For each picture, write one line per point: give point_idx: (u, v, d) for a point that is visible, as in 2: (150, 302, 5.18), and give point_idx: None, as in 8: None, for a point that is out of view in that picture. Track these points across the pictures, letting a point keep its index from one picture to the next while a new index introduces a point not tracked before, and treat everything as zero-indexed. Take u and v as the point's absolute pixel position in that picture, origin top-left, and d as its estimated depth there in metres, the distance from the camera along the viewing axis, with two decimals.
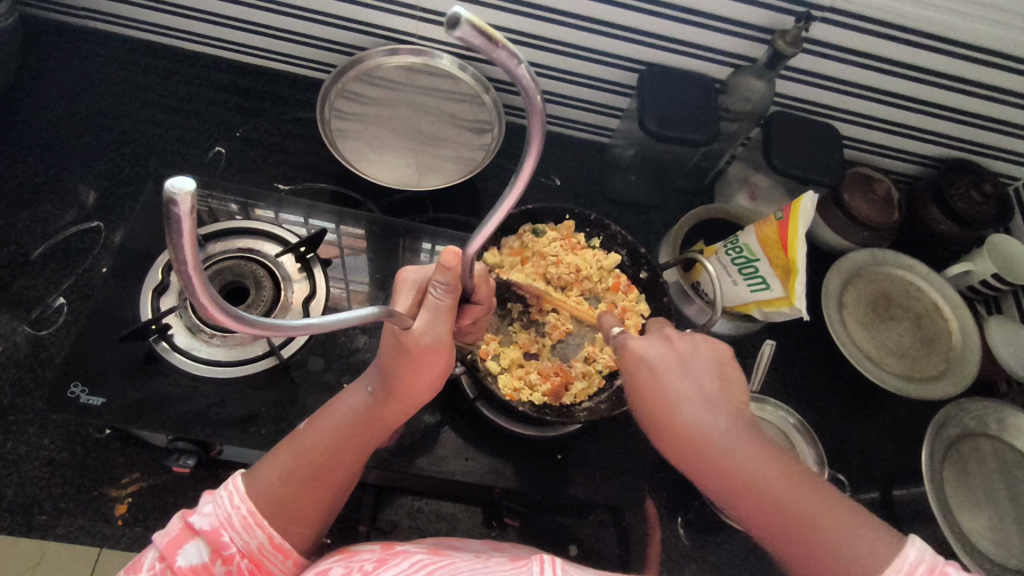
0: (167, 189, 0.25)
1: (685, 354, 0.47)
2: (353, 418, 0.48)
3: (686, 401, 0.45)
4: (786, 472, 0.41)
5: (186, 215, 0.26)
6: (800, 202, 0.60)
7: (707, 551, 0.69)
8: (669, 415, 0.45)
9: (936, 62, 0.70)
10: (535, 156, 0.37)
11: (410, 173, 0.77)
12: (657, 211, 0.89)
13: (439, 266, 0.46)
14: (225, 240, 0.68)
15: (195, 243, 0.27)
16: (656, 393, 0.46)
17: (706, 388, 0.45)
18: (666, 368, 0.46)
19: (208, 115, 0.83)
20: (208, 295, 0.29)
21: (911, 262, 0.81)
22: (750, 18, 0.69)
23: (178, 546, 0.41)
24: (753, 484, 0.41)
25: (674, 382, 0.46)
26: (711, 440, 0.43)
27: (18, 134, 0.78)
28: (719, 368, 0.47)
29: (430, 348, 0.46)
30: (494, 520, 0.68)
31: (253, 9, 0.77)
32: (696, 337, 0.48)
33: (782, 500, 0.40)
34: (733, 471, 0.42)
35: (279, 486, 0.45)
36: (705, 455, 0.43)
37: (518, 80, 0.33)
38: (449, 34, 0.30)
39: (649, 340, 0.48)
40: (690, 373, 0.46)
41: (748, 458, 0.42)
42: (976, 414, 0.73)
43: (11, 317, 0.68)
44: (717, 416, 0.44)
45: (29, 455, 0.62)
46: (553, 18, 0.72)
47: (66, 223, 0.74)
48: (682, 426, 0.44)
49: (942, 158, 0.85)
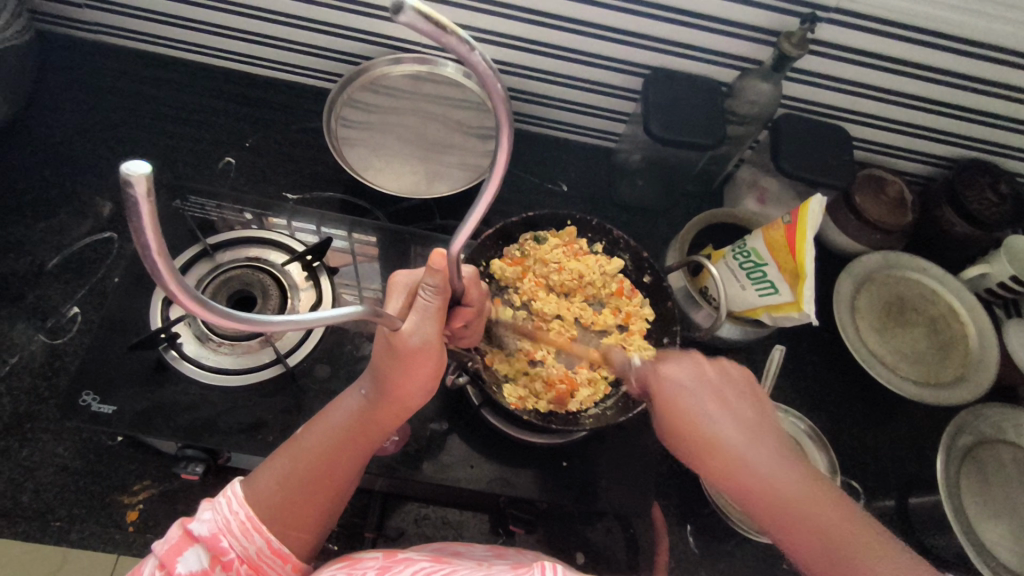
0: (123, 171, 0.24)
1: (715, 381, 0.50)
2: (349, 421, 0.49)
3: (717, 420, 0.47)
4: (814, 490, 0.44)
5: (142, 198, 0.25)
6: (809, 204, 0.59)
7: (718, 560, 0.68)
8: (701, 433, 0.47)
9: (947, 61, 0.69)
10: (509, 144, 0.36)
11: (418, 181, 0.77)
12: (665, 215, 0.88)
13: (428, 268, 0.46)
14: (234, 250, 0.69)
15: (159, 230, 0.27)
16: (688, 412, 0.48)
17: (737, 409, 0.48)
18: (702, 392, 0.49)
19: (218, 125, 0.84)
20: (178, 285, 0.29)
21: (925, 264, 0.79)
22: (754, 21, 0.69)
23: (177, 553, 0.42)
24: (783, 499, 0.43)
25: (705, 404, 0.48)
26: (743, 457, 0.45)
27: (35, 147, 0.80)
28: (747, 393, 0.50)
29: (418, 349, 0.47)
30: (501, 527, 0.67)
31: (262, 22, 0.78)
32: (726, 366, 0.51)
33: (811, 514, 0.42)
34: (765, 488, 0.44)
35: (276, 490, 0.45)
36: (743, 468, 0.45)
37: (473, 66, 0.33)
38: (394, 19, 0.30)
39: (682, 364, 0.51)
40: (722, 399, 0.49)
41: (787, 479, 0.44)
42: (993, 421, 0.71)
43: (27, 325, 0.69)
44: (750, 435, 0.47)
45: (43, 462, 0.63)
46: (557, 24, 0.72)
47: (81, 233, 0.76)
48: (714, 442, 0.47)
49: (956, 158, 0.84)
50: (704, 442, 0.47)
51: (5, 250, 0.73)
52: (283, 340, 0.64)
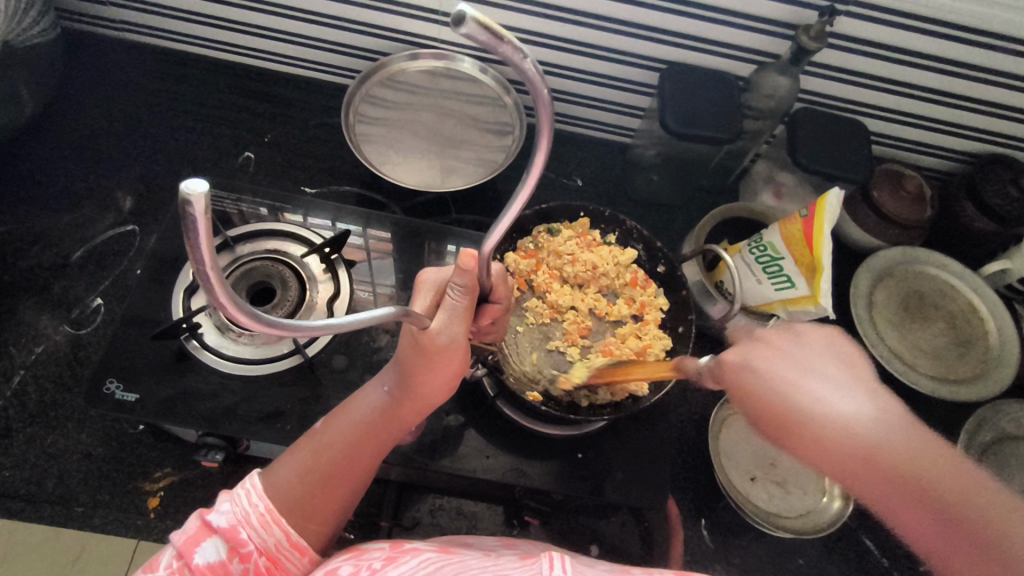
0: (183, 189, 0.25)
1: (796, 352, 0.41)
2: (370, 418, 0.49)
3: (814, 388, 0.39)
4: (926, 448, 0.37)
5: (200, 214, 0.26)
6: (827, 198, 0.59)
7: (732, 555, 0.68)
8: (788, 407, 0.39)
9: (969, 54, 0.68)
10: (545, 160, 0.37)
11: (433, 175, 0.77)
12: (680, 211, 0.88)
13: (458, 269, 0.47)
14: (254, 242, 0.70)
15: (213, 243, 0.28)
16: (769, 388, 0.40)
17: (840, 384, 0.39)
18: (780, 372, 0.40)
19: (237, 121, 0.86)
20: (228, 296, 0.30)
21: (945, 259, 0.78)
22: (771, 14, 0.68)
23: (195, 544, 0.42)
24: (899, 466, 0.36)
25: (791, 377, 0.40)
26: (856, 432, 0.37)
27: (59, 141, 0.82)
28: (840, 359, 0.41)
29: (446, 347, 0.47)
30: (515, 518, 0.68)
31: (280, 18, 0.79)
32: (801, 334, 0.42)
33: (927, 476, 0.36)
34: (877, 457, 0.37)
35: (297, 484, 0.46)
36: (849, 446, 0.37)
37: (524, 74, 0.33)
38: (455, 30, 0.31)
39: (748, 344, 0.42)
40: (814, 374, 0.40)
41: (897, 450, 0.37)
42: (1013, 417, 0.71)
43: (52, 316, 0.71)
44: (855, 404, 0.38)
45: (68, 449, 0.64)
46: (572, 18, 0.73)
47: (104, 226, 0.77)
48: (811, 422, 0.38)
49: (975, 153, 0.83)
50: (796, 418, 0.38)
51: (30, 243, 0.75)
52: None
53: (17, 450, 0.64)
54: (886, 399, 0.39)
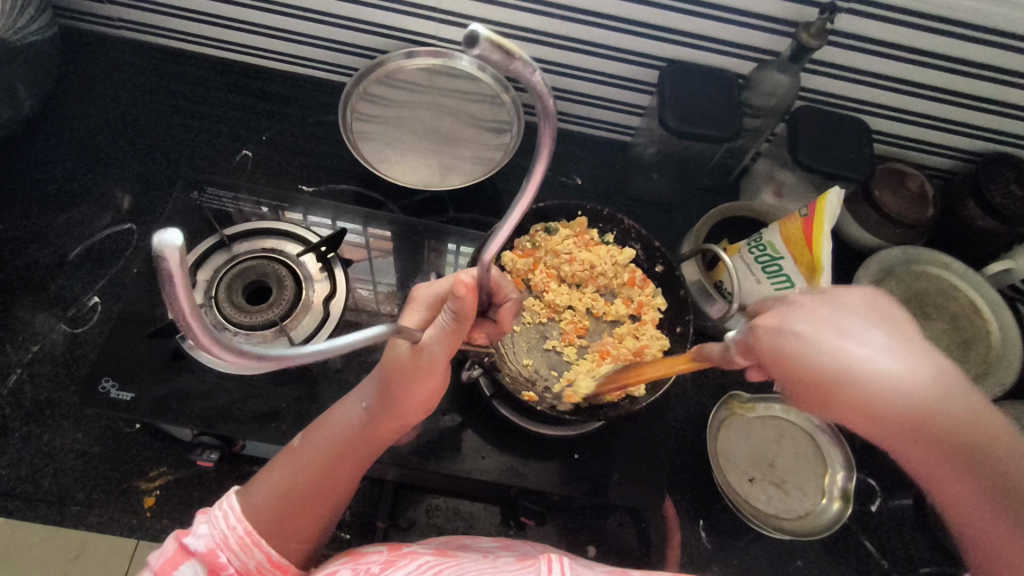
0: (155, 243, 0.23)
1: (836, 316, 0.38)
2: (348, 435, 0.49)
3: (863, 351, 0.36)
4: (983, 419, 0.35)
5: (176, 266, 0.24)
6: (827, 197, 0.58)
7: (729, 556, 0.68)
8: (833, 368, 0.36)
9: (972, 52, 0.67)
10: (545, 168, 0.36)
11: (431, 174, 0.77)
12: (680, 209, 0.87)
13: (453, 295, 0.43)
14: (250, 241, 0.69)
15: (193, 291, 0.25)
16: (810, 352, 0.37)
17: (888, 345, 0.36)
18: (819, 335, 0.38)
19: (235, 119, 0.85)
20: (218, 341, 0.28)
21: (947, 259, 0.78)
22: (771, 11, 0.68)
23: (173, 567, 0.42)
24: (941, 432, 0.35)
25: (835, 340, 0.37)
26: (911, 399, 0.35)
27: (57, 140, 0.82)
28: (883, 321, 0.38)
29: (424, 367, 0.47)
30: (513, 520, 0.66)
31: (277, 16, 0.79)
32: (839, 297, 0.39)
33: (981, 448, 0.35)
34: (929, 425, 0.35)
35: (274, 505, 0.46)
36: (892, 410, 0.35)
37: (532, 85, 0.32)
38: (468, 51, 0.30)
39: (786, 311, 0.40)
40: (855, 338, 0.37)
41: (942, 416, 0.35)
42: (1015, 419, 0.70)
43: (48, 315, 0.71)
44: (910, 367, 0.36)
45: (63, 447, 0.64)
46: (570, 16, 0.72)
47: (102, 225, 0.77)
48: (852, 386, 0.36)
49: (979, 151, 0.82)
50: (838, 381, 0.36)
51: (27, 241, 0.75)
52: (298, 330, 0.65)
53: (13, 448, 0.64)
54: (939, 362, 0.37)
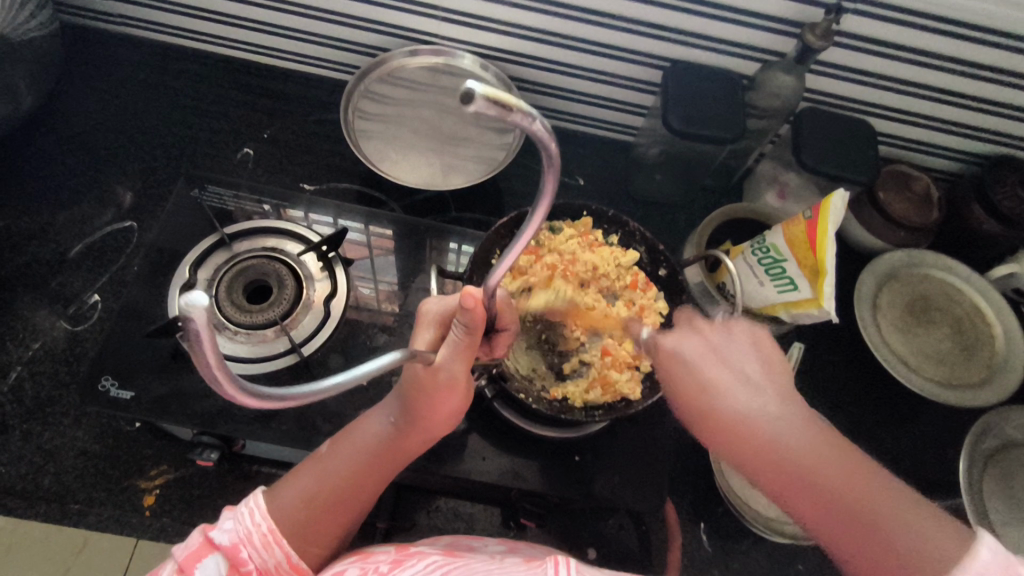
0: (183, 305, 0.23)
1: (717, 342, 0.45)
2: (375, 447, 0.50)
3: (724, 386, 0.42)
4: (838, 455, 0.36)
5: (202, 327, 0.24)
6: (830, 199, 0.58)
7: (731, 559, 0.67)
8: (701, 403, 0.42)
9: (978, 53, 0.67)
10: (549, 206, 0.36)
11: (433, 173, 0.77)
12: (683, 210, 0.87)
13: (461, 307, 0.44)
14: (250, 239, 0.69)
15: (218, 344, 0.26)
16: (689, 381, 0.44)
17: (753, 377, 0.42)
18: (701, 359, 0.44)
19: (236, 117, 0.85)
20: (237, 386, 0.28)
21: (953, 263, 0.77)
22: (776, 12, 0.67)
23: (197, 559, 0.42)
24: (795, 461, 0.37)
25: (709, 368, 0.43)
26: (766, 425, 0.39)
27: (58, 137, 0.81)
28: (761, 356, 0.44)
29: (446, 385, 0.47)
30: (512, 520, 0.67)
31: (279, 13, 0.79)
32: (729, 326, 0.46)
33: (827, 476, 0.36)
34: (780, 457, 0.37)
35: (300, 510, 0.46)
36: (748, 434, 0.39)
37: (535, 134, 0.32)
38: (464, 107, 0.30)
39: (685, 334, 0.46)
40: (728, 362, 0.43)
41: (797, 443, 0.37)
42: (1019, 424, 0.70)
43: (49, 312, 0.70)
44: (765, 400, 0.40)
45: (63, 446, 0.64)
46: (573, 15, 0.72)
47: (102, 222, 0.77)
48: (719, 408, 0.41)
49: (984, 154, 0.82)
50: (708, 408, 0.41)
51: (28, 238, 0.75)
52: (298, 330, 0.65)
53: (14, 447, 0.63)
54: (796, 393, 0.41)
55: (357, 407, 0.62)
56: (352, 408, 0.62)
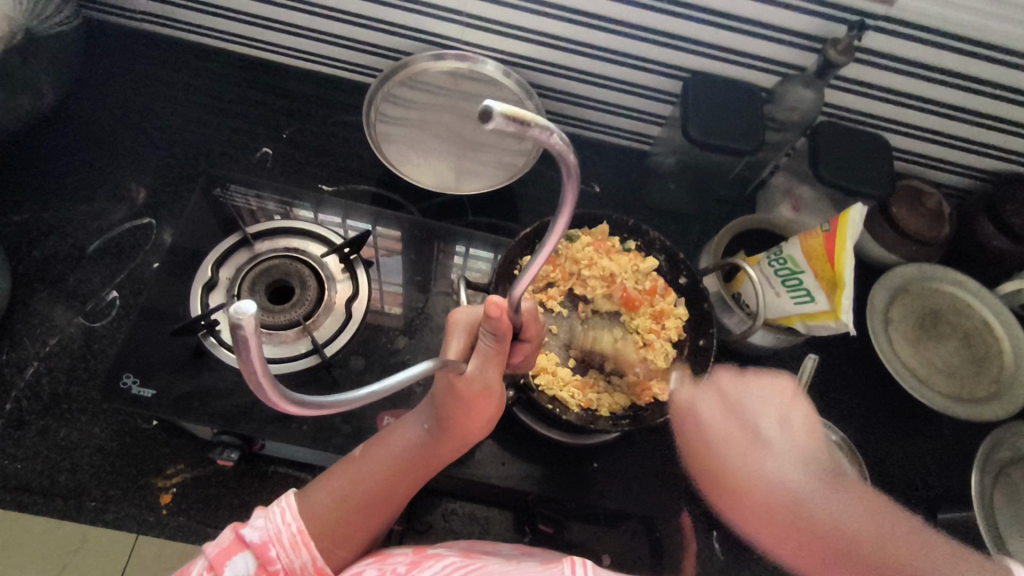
0: (232, 312, 0.24)
1: (739, 404, 0.50)
2: (409, 453, 0.50)
3: (744, 447, 0.46)
4: (857, 505, 0.42)
5: (249, 335, 0.25)
6: (849, 215, 0.59)
7: (743, 567, 0.68)
8: (721, 461, 0.46)
9: (995, 72, 0.68)
10: (570, 216, 0.36)
11: (449, 176, 0.78)
12: (697, 220, 0.87)
13: (487, 317, 0.45)
14: (271, 240, 0.69)
15: (263, 351, 0.27)
16: (708, 441, 0.48)
17: (768, 437, 0.47)
18: (721, 419, 0.49)
19: (255, 116, 0.85)
20: (278, 393, 0.29)
21: (961, 277, 0.78)
22: (797, 26, 0.68)
23: (227, 556, 0.43)
24: (815, 512, 0.41)
25: (730, 428, 0.48)
26: (788, 480, 0.43)
27: (77, 132, 0.81)
28: (782, 414, 0.49)
29: (480, 393, 0.48)
30: (526, 525, 0.66)
31: (303, 13, 0.79)
32: (751, 384, 0.51)
33: (842, 524, 0.40)
34: (797, 506, 0.42)
35: (332, 510, 0.47)
36: (771, 493, 0.43)
37: (553, 148, 0.32)
38: (484, 123, 0.30)
39: (704, 394, 0.52)
40: (749, 420, 0.48)
41: (816, 496, 0.42)
42: None
43: (67, 308, 0.70)
44: (784, 457, 0.45)
45: (80, 442, 0.64)
46: (597, 24, 0.72)
47: (119, 219, 0.77)
48: (738, 468, 0.45)
49: (994, 172, 0.83)
50: (729, 468, 0.46)
51: (45, 233, 0.74)
52: (319, 331, 0.65)
53: (30, 442, 0.63)
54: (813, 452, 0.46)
55: (377, 409, 0.62)
56: (371, 410, 0.62)
